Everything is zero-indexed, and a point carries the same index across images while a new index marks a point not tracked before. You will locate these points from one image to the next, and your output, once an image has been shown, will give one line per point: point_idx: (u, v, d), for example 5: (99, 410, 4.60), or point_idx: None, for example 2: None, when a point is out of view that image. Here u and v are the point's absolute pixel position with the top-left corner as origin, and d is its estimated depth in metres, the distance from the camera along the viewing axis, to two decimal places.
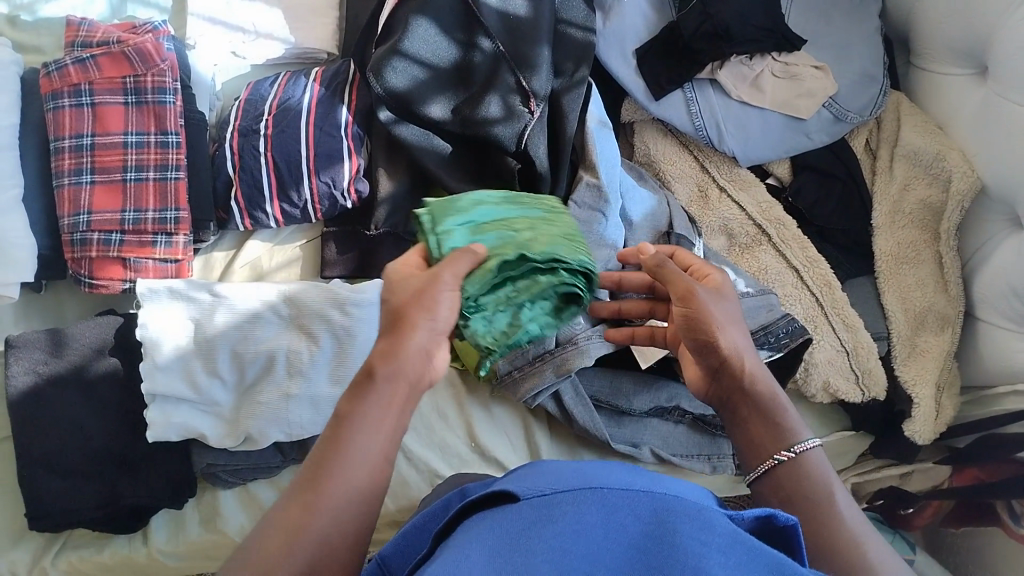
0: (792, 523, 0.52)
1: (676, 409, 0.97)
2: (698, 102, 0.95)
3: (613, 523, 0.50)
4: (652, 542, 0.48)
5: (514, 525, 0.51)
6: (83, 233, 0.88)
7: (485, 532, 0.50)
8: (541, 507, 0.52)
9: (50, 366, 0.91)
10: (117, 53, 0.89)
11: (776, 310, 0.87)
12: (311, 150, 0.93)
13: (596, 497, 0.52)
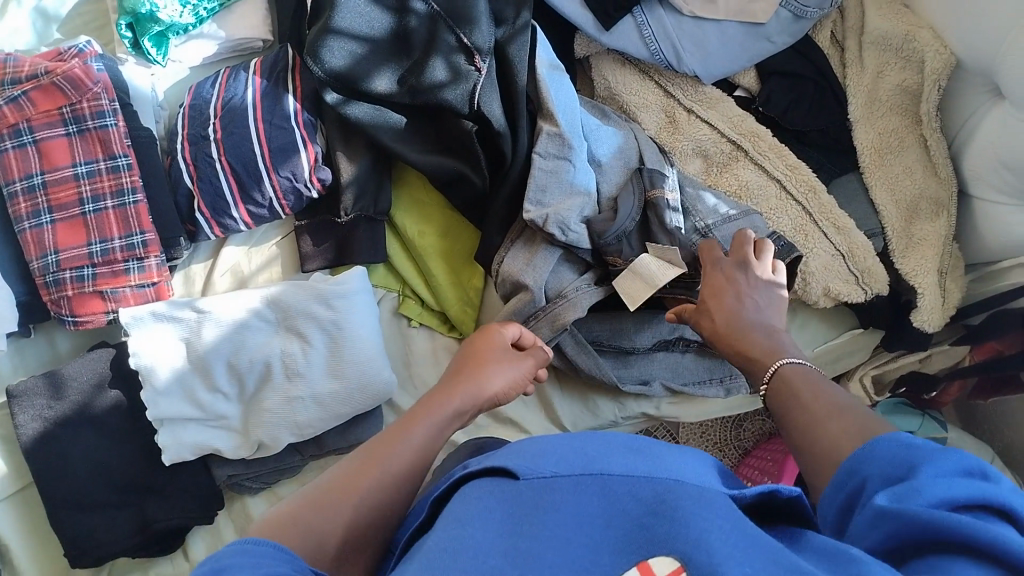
0: (797, 494, 0.51)
1: (681, 339, 0.95)
2: (651, 26, 0.90)
3: (614, 507, 0.51)
4: (651, 522, 0.48)
5: (513, 508, 0.52)
6: (55, 273, 0.87)
7: (485, 514, 0.51)
8: (538, 491, 0.53)
9: (54, 409, 0.90)
10: (47, 84, 0.86)
11: (760, 231, 0.86)
12: (265, 147, 0.90)
13: (597, 483, 0.52)
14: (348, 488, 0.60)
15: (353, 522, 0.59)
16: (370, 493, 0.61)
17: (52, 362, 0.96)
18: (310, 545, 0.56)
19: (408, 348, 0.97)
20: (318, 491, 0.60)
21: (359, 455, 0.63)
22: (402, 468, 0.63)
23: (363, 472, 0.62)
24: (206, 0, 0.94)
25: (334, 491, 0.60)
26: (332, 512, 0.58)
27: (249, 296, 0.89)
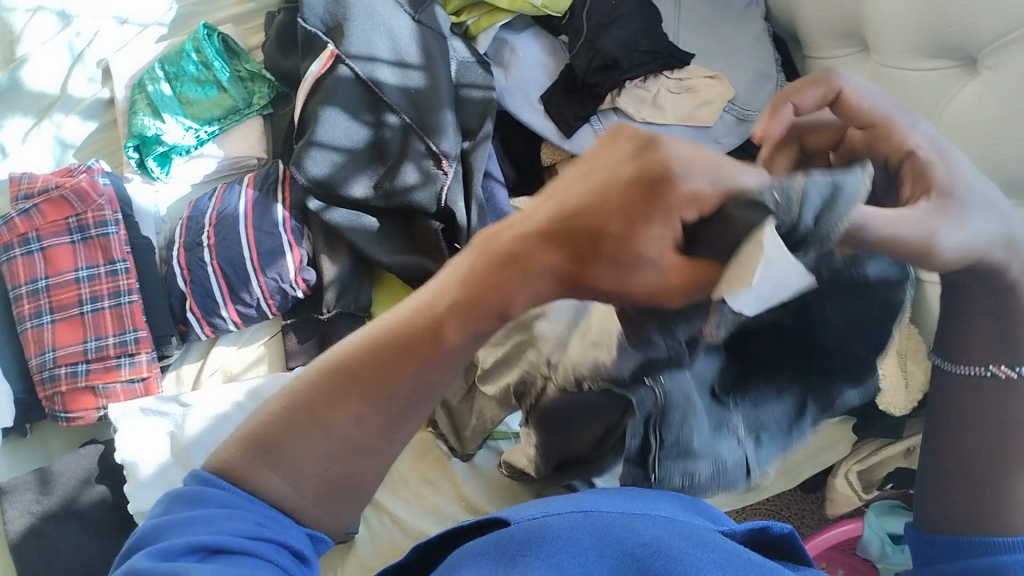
0: (787, 531, 0.55)
1: None
2: None
3: (607, 538, 0.51)
4: (649, 556, 0.49)
5: (507, 549, 0.51)
6: (51, 369, 0.93)
7: (483, 558, 0.50)
8: (532, 529, 0.53)
9: (42, 504, 0.93)
10: (55, 197, 0.95)
11: None
12: (253, 251, 0.97)
13: (587, 520, 0.53)
14: (346, 402, 0.42)
15: (347, 451, 0.42)
16: (376, 413, 0.42)
17: (45, 459, 0.99)
18: (288, 471, 0.42)
19: None
20: (318, 385, 0.42)
21: (376, 339, 0.41)
22: (438, 382, 0.41)
23: (386, 373, 0.41)
24: (206, 126, 1.06)
25: (331, 398, 0.42)
26: (325, 435, 0.42)
27: (238, 388, 0.93)
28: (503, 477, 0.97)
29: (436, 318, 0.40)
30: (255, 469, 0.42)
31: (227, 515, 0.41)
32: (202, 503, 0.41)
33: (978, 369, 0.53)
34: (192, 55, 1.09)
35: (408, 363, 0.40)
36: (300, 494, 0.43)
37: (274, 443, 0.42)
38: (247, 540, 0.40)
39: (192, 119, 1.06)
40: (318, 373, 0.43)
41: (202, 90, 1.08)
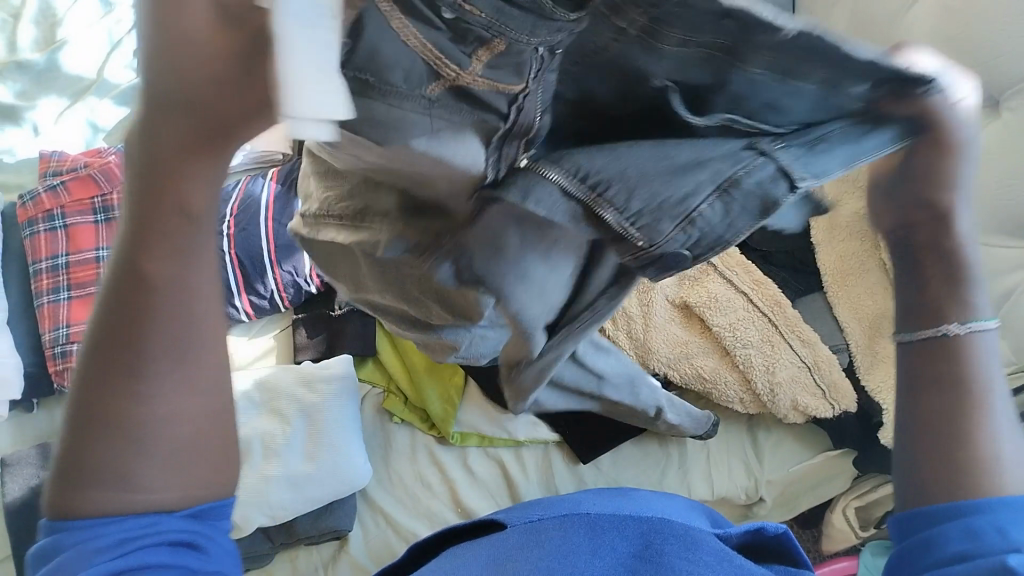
0: (783, 530, 0.54)
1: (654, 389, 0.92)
2: None
3: (599, 540, 0.51)
4: (640, 563, 0.49)
5: (501, 548, 0.51)
6: (64, 345, 0.94)
7: (473, 558, 0.51)
8: (526, 532, 0.53)
9: (41, 479, 0.93)
10: (83, 175, 0.98)
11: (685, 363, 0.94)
12: (271, 243, 0.99)
13: (582, 522, 0.53)
14: (109, 391, 0.37)
15: (177, 435, 0.39)
16: (166, 381, 0.37)
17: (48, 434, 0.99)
18: (119, 485, 0.38)
19: (389, 443, 0.99)
20: (82, 402, 0.38)
21: (108, 315, 0.36)
22: (180, 324, 0.36)
23: (126, 339, 0.36)
24: None
25: (98, 404, 0.37)
26: (141, 443, 0.38)
27: (243, 377, 0.94)
28: (502, 483, 0.96)
29: (131, 269, 0.35)
30: (80, 500, 0.39)
31: (88, 538, 0.39)
32: (60, 542, 0.39)
33: (937, 333, 0.49)
34: None
35: (140, 319, 0.36)
36: (174, 493, 0.40)
37: (80, 473, 0.38)
38: (121, 558, 0.39)
39: None
40: (80, 389, 0.38)
41: None
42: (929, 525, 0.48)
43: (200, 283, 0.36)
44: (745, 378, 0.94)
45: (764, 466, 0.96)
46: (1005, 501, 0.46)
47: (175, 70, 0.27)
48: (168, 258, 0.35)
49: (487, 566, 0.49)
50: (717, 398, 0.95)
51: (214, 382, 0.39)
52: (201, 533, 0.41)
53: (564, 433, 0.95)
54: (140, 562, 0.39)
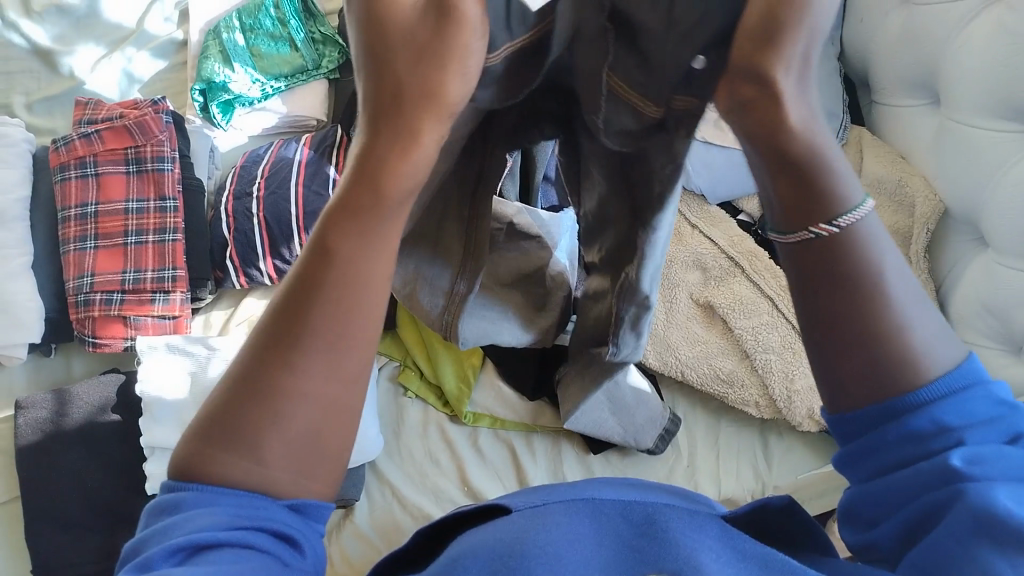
0: (787, 502, 0.52)
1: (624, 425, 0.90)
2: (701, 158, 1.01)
3: (604, 525, 0.49)
4: (644, 543, 0.48)
5: (507, 534, 0.48)
6: (87, 294, 0.96)
7: (476, 548, 0.47)
8: (529, 518, 0.50)
9: (55, 424, 0.92)
10: (119, 127, 0.99)
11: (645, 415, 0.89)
12: (300, 208, 0.98)
13: (586, 507, 0.51)
14: (272, 355, 0.39)
15: (308, 415, 0.39)
16: (316, 349, 0.39)
17: (63, 381, 1.00)
18: (248, 454, 0.38)
19: (401, 418, 0.99)
20: (237, 376, 0.39)
21: (283, 294, 0.40)
22: (363, 286, 0.39)
23: (295, 305, 0.39)
24: (274, 81, 1.08)
25: (263, 364, 0.39)
26: (283, 410, 0.38)
27: None
28: (513, 467, 0.95)
29: (319, 238, 0.39)
30: (212, 465, 0.38)
31: (206, 509, 0.38)
32: (179, 506, 0.38)
33: (803, 234, 0.43)
34: (270, 9, 1.11)
35: (310, 298, 0.39)
36: (288, 475, 0.39)
37: (225, 436, 0.39)
38: (233, 531, 0.37)
39: (260, 72, 1.08)
40: (231, 371, 0.40)
41: (274, 46, 1.10)
42: (872, 432, 0.43)
43: (381, 270, 0.40)
44: (763, 383, 0.92)
45: (772, 470, 0.94)
46: (934, 391, 0.42)
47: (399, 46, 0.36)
48: (359, 244, 0.39)
49: (489, 567, 0.45)
50: (731, 400, 0.93)
51: (352, 368, 0.40)
52: (300, 530, 0.39)
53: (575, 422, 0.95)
54: (243, 543, 0.37)
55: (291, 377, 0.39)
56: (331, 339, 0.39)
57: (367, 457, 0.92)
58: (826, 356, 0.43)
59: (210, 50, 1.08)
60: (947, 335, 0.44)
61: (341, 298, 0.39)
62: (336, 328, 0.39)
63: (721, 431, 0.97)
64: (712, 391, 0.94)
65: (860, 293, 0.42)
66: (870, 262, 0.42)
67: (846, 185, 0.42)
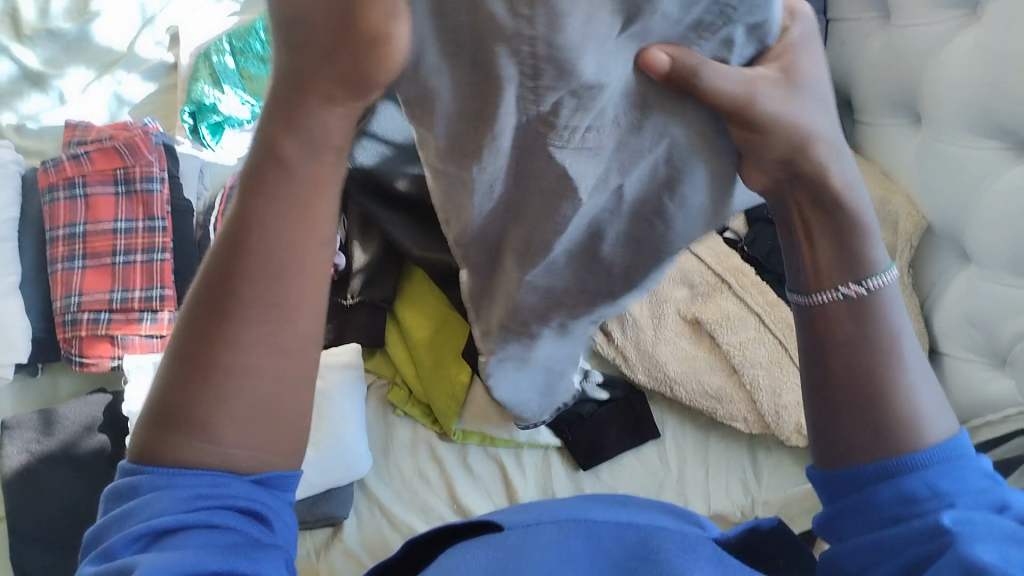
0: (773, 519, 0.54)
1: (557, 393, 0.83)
2: None
3: (597, 546, 0.50)
4: (638, 563, 0.48)
5: (501, 550, 0.49)
6: (74, 313, 0.96)
7: (471, 563, 0.48)
8: (523, 535, 0.51)
9: (41, 444, 0.91)
10: (108, 147, 1.00)
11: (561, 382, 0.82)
12: None
13: (580, 528, 0.51)
14: (214, 329, 0.40)
15: (254, 385, 0.41)
16: (255, 321, 0.40)
17: (50, 401, 0.99)
18: (198, 432, 0.39)
19: (390, 436, 0.98)
20: (179, 358, 0.41)
21: (211, 275, 0.41)
22: (287, 252, 0.41)
23: (225, 287, 0.40)
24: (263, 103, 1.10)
25: (200, 341, 0.40)
26: (222, 382, 0.40)
27: None
28: (502, 484, 0.95)
29: (237, 223, 0.41)
30: (171, 454, 0.40)
31: (160, 492, 0.39)
32: (136, 491, 0.40)
33: (825, 294, 0.47)
34: (260, 34, 1.10)
35: (240, 277, 0.40)
36: (245, 443, 0.41)
37: (174, 410, 0.40)
38: (192, 514, 0.38)
39: (248, 95, 1.10)
40: (173, 354, 0.41)
41: (263, 68, 1.09)
42: (858, 490, 0.45)
43: (303, 237, 0.41)
44: (751, 399, 0.93)
45: (761, 486, 0.94)
46: (929, 456, 0.44)
47: (303, 38, 0.35)
48: (276, 216, 0.40)
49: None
50: (721, 417, 0.93)
51: (297, 331, 0.42)
52: (265, 503, 0.41)
53: (566, 439, 0.95)
54: (202, 524, 0.38)
55: (225, 344, 0.40)
56: (264, 301, 0.41)
57: (355, 474, 0.91)
58: (831, 414, 0.47)
59: (201, 71, 1.09)
60: (943, 409, 0.47)
61: (278, 262, 0.41)
62: (267, 292, 0.41)
63: (710, 448, 0.97)
64: (701, 407, 0.94)
65: (865, 365, 0.46)
66: (879, 339, 0.46)
67: (876, 252, 0.47)
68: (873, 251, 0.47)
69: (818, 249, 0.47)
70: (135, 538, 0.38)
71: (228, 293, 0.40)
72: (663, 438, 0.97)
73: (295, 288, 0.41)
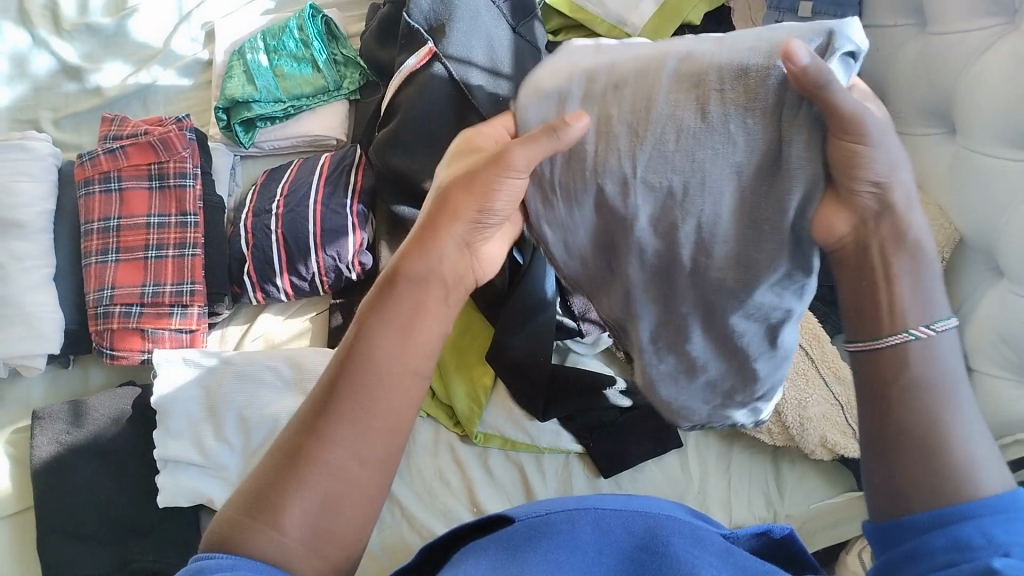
0: (788, 532, 0.53)
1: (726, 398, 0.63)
2: None
3: (605, 534, 0.49)
4: (645, 556, 0.47)
5: (511, 540, 0.48)
6: (107, 306, 0.98)
7: (482, 552, 0.47)
8: (535, 525, 0.50)
9: (71, 436, 0.92)
10: (143, 142, 1.01)
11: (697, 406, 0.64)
12: (317, 226, 0.98)
13: (590, 516, 0.50)
14: (308, 432, 0.47)
15: (328, 483, 0.46)
16: (346, 426, 0.47)
17: (80, 392, 1.01)
18: (270, 523, 0.45)
19: (412, 436, 0.98)
20: (279, 456, 0.48)
21: (321, 389, 0.49)
22: (383, 376, 0.49)
23: (331, 391, 0.49)
24: (295, 100, 1.10)
25: (294, 446, 0.47)
26: (305, 478, 0.46)
27: (272, 356, 0.93)
28: (523, 489, 0.95)
29: (350, 343, 0.50)
30: (244, 543, 0.44)
31: (229, 571, 0.41)
32: (203, 571, 0.42)
33: (902, 335, 0.47)
34: (294, 32, 1.13)
35: (348, 376, 0.48)
36: (302, 544, 0.45)
37: (262, 504, 0.46)
38: None
39: (282, 93, 1.10)
40: (273, 451, 0.48)
41: (297, 67, 1.12)
42: (914, 536, 0.45)
43: (401, 362, 0.49)
44: (775, 409, 0.91)
45: (785, 498, 0.93)
46: (982, 506, 0.44)
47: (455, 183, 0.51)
48: (382, 333, 0.50)
49: (491, 566, 0.45)
50: (743, 427, 0.93)
51: (382, 441, 0.48)
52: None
53: (587, 445, 0.95)
54: None
55: (318, 444, 0.47)
56: (349, 407, 0.48)
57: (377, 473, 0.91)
58: (889, 466, 0.48)
59: (235, 70, 1.10)
60: (995, 461, 0.47)
61: (371, 376, 0.48)
62: (354, 399, 0.48)
63: (732, 457, 0.96)
64: None
65: (919, 416, 0.47)
66: (937, 377, 0.47)
67: (938, 299, 0.48)
68: (927, 299, 0.48)
69: (898, 292, 0.47)
70: None
71: (329, 403, 0.48)
72: (686, 447, 0.96)
73: (386, 393, 0.48)
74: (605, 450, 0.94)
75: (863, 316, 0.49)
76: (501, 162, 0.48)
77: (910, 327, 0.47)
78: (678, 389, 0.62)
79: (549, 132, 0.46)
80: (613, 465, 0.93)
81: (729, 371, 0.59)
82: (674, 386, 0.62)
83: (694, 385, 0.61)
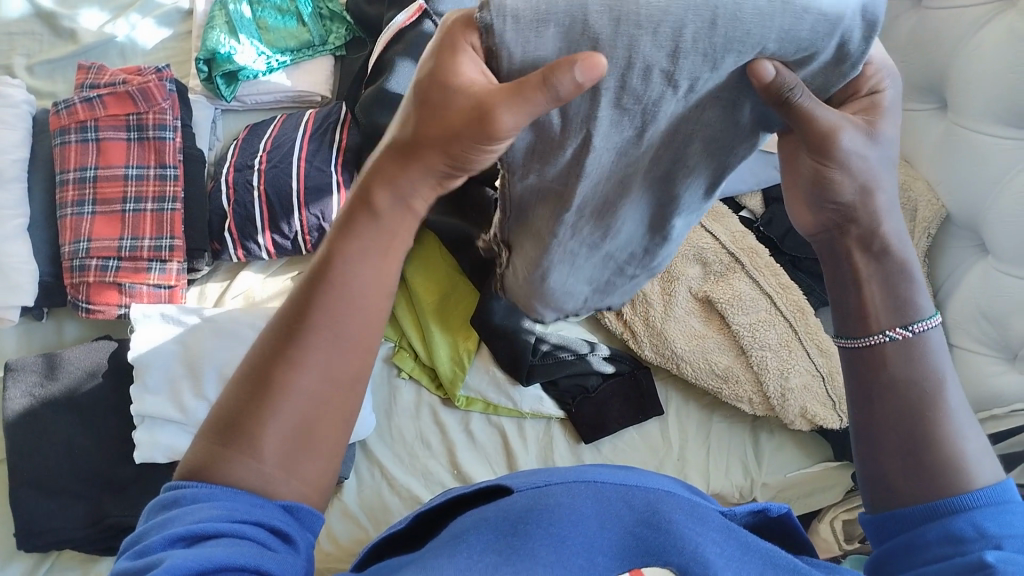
0: (786, 512, 0.52)
1: (622, 270, 0.65)
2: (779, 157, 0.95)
3: (607, 510, 0.48)
4: (647, 531, 0.45)
5: (508, 514, 0.47)
6: (82, 259, 0.96)
7: (480, 528, 0.46)
8: (532, 498, 0.49)
9: (45, 389, 0.91)
10: (122, 92, 0.99)
11: (579, 286, 0.66)
12: (301, 183, 0.96)
13: (588, 490, 0.49)
14: (280, 355, 0.44)
15: (302, 408, 0.43)
16: (320, 352, 0.44)
17: (54, 346, 0.99)
18: (248, 449, 0.42)
19: (392, 399, 0.97)
20: (246, 380, 0.44)
21: (291, 308, 0.45)
22: (358, 300, 0.45)
23: (298, 320, 0.45)
24: (280, 55, 1.08)
25: (265, 370, 0.44)
26: (281, 404, 0.43)
27: (254, 314, 0.93)
28: (504, 453, 0.95)
29: (323, 260, 0.46)
30: (221, 472, 0.42)
31: (207, 504, 0.40)
32: (178, 503, 0.41)
33: (878, 336, 0.48)
34: None
35: (322, 295, 0.45)
36: (284, 470, 0.43)
37: (236, 431, 0.43)
38: (230, 524, 0.39)
39: (266, 46, 1.07)
40: (237, 376, 0.45)
41: (282, 19, 1.09)
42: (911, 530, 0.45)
43: (377, 286, 0.46)
44: (758, 379, 0.92)
45: (762, 467, 0.94)
46: (977, 497, 0.44)
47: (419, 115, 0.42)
48: (358, 255, 0.46)
49: (491, 546, 0.44)
50: (725, 396, 0.93)
51: (357, 370, 0.46)
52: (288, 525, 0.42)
53: (569, 411, 0.95)
54: (235, 535, 0.39)
55: (292, 368, 0.43)
56: (326, 329, 0.44)
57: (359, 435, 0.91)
58: (885, 446, 0.48)
59: (217, 19, 1.06)
60: (988, 454, 0.47)
61: (347, 296, 0.45)
62: (331, 321, 0.45)
63: (712, 426, 0.96)
64: (706, 386, 0.94)
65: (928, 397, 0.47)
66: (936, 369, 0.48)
67: (922, 301, 0.49)
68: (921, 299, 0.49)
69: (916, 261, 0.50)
70: (174, 540, 0.38)
71: (303, 325, 0.44)
72: (666, 415, 0.97)
73: (362, 316, 0.45)
74: (588, 417, 0.94)
75: (846, 315, 0.51)
76: (484, 120, 0.38)
77: (887, 328, 0.48)
78: (572, 269, 0.62)
79: (539, 86, 0.36)
80: (595, 430, 0.94)
81: (633, 242, 0.61)
82: (565, 275, 0.63)
83: (595, 255, 0.61)
